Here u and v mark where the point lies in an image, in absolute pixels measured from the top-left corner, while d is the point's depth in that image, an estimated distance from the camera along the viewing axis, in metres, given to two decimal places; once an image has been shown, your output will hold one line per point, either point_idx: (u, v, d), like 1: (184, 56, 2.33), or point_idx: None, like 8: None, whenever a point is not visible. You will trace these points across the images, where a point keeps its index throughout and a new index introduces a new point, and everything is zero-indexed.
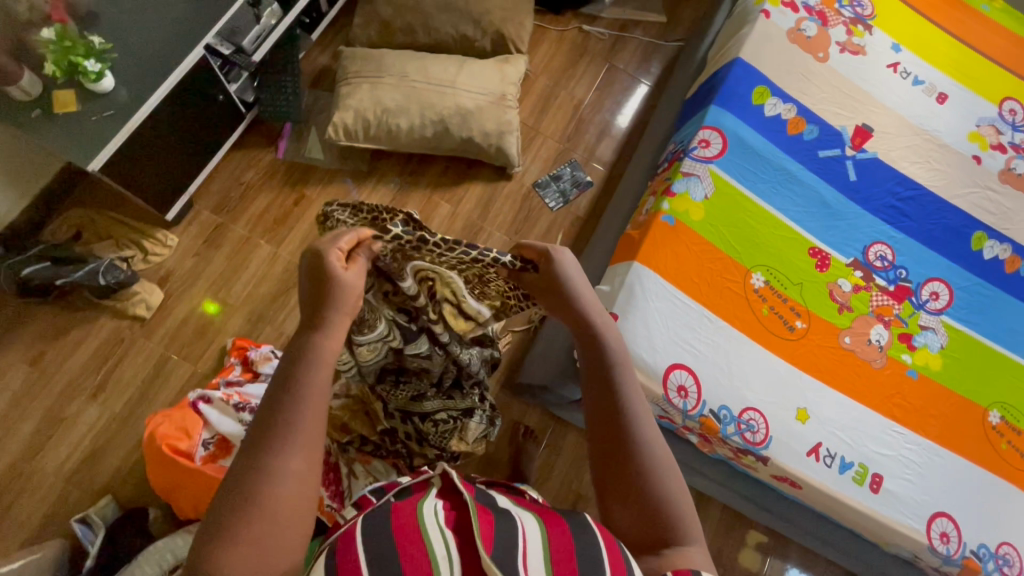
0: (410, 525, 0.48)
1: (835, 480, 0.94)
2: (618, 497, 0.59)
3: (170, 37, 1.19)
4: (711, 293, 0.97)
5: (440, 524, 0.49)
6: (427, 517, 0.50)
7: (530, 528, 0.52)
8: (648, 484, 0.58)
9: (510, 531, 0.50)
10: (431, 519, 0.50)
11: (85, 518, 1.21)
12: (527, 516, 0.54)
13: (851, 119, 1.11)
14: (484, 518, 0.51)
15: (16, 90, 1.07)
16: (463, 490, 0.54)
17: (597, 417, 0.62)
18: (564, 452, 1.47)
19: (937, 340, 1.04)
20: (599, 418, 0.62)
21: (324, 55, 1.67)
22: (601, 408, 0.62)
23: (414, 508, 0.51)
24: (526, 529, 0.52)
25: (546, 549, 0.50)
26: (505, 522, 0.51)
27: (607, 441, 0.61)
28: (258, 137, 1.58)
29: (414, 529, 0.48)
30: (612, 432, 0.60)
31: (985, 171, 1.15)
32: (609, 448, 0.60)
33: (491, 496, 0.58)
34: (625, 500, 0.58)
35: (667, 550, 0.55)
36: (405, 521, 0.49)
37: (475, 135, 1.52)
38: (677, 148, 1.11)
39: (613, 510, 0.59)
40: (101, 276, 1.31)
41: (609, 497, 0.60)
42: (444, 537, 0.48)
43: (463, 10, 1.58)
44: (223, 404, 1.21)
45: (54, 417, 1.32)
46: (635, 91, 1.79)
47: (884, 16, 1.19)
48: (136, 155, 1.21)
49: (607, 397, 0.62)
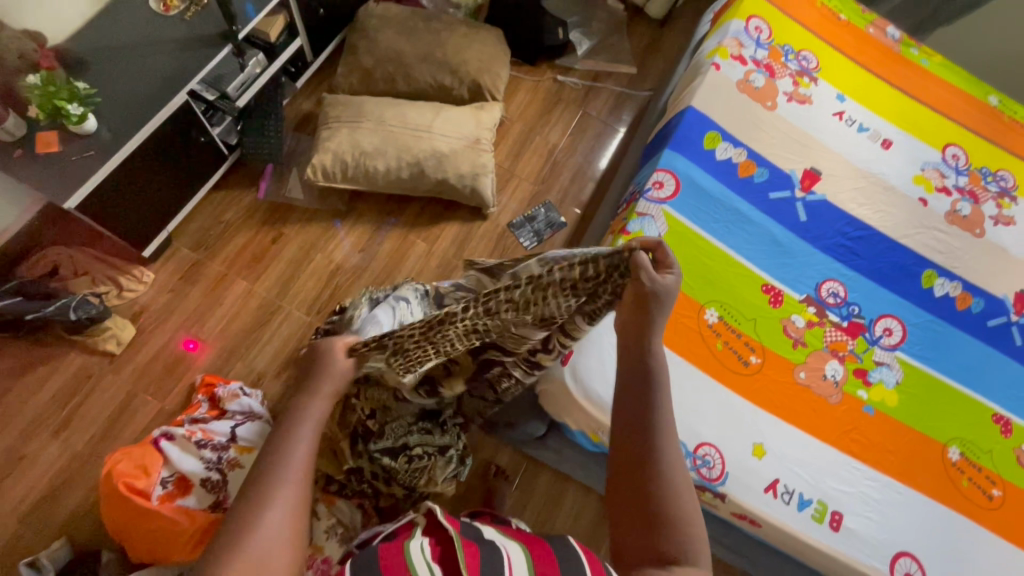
0: (398, 560, 0.51)
1: (794, 518, 0.93)
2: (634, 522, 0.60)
3: (154, 84, 1.25)
4: (665, 328, 1.00)
5: (425, 559, 0.52)
6: (411, 551, 0.53)
7: (516, 554, 0.56)
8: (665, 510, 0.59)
9: (493, 557, 0.54)
10: (417, 554, 0.53)
11: (33, 562, 1.16)
12: (513, 544, 0.58)
13: (800, 163, 1.17)
14: (468, 552, 0.54)
15: (0, 130, 1.12)
16: (446, 526, 0.58)
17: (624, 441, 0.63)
18: (537, 492, 1.44)
19: (892, 376, 1.05)
20: (627, 443, 0.63)
21: (309, 101, 1.75)
22: (632, 427, 0.63)
23: (397, 545, 0.53)
24: (511, 556, 0.55)
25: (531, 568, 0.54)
26: (490, 553, 0.55)
27: (629, 459, 0.62)
28: (241, 177, 1.63)
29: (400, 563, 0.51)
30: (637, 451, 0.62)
31: (932, 212, 1.20)
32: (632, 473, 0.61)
33: (475, 531, 0.61)
34: (641, 527, 0.59)
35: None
36: (392, 558, 0.51)
37: (450, 177, 1.58)
38: (634, 189, 1.15)
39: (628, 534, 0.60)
40: (72, 311, 1.31)
41: (624, 521, 0.61)
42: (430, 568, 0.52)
43: (441, 61, 1.68)
44: (186, 440, 1.20)
45: (14, 454, 1.30)
46: (607, 136, 1.88)
47: (829, 69, 1.27)
48: (114, 193, 1.25)
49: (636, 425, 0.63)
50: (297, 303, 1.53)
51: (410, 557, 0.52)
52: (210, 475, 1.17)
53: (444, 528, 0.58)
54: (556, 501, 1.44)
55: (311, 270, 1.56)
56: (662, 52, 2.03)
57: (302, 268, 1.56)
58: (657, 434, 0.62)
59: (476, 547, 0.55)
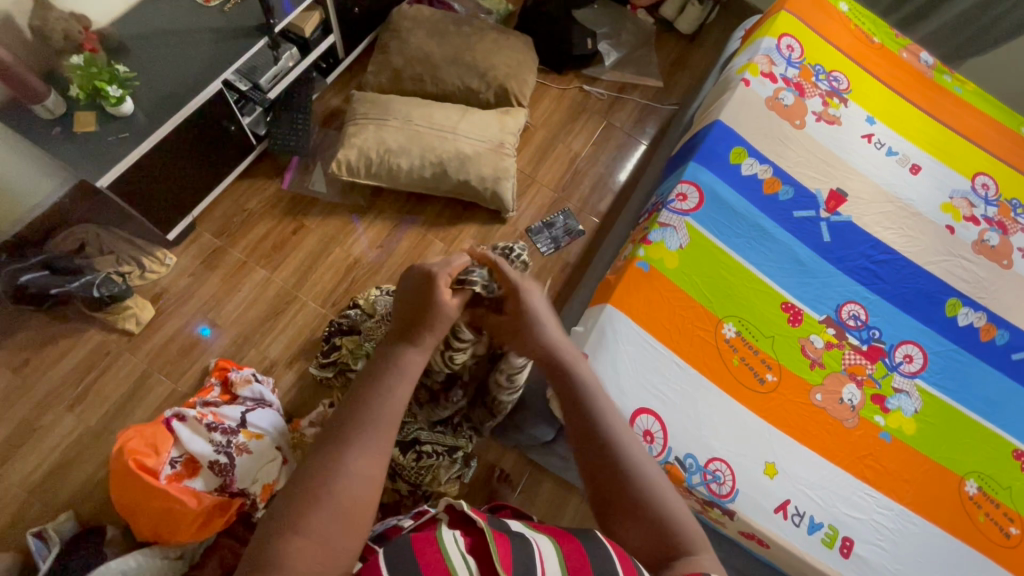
0: (431, 551, 0.50)
1: (804, 542, 0.91)
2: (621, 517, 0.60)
3: (191, 72, 1.28)
4: (681, 339, 0.99)
5: (460, 551, 0.51)
6: (446, 539, 0.52)
7: (547, 547, 0.54)
8: (643, 499, 0.60)
9: (528, 551, 0.52)
10: (451, 543, 0.52)
11: (40, 533, 1.19)
12: (543, 537, 0.56)
13: (826, 183, 1.16)
14: (501, 545, 0.53)
15: (41, 109, 1.15)
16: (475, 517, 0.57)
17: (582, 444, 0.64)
18: (540, 499, 1.44)
19: (911, 404, 1.03)
20: (582, 442, 0.65)
21: (337, 97, 1.78)
22: (587, 436, 0.64)
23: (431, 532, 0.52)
24: (543, 550, 0.54)
25: (563, 564, 0.52)
26: (524, 546, 0.53)
27: (599, 469, 0.62)
28: (266, 168, 1.65)
29: (434, 555, 0.50)
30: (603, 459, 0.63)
31: (958, 240, 1.18)
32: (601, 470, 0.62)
33: (505, 522, 0.60)
34: (631, 517, 0.60)
35: (680, 559, 0.56)
36: (425, 550, 0.50)
37: (472, 179, 1.59)
38: (657, 199, 1.15)
39: (620, 531, 0.60)
40: (95, 288, 1.35)
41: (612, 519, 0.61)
42: (465, 561, 0.50)
43: (470, 65, 1.70)
44: (196, 422, 1.20)
45: (28, 425, 1.32)
46: (629, 148, 1.88)
47: (860, 91, 1.26)
48: (144, 175, 1.28)
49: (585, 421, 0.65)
50: (314, 295, 1.54)
51: (445, 546, 0.51)
52: (218, 458, 1.18)
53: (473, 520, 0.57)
54: (558, 510, 1.43)
55: (329, 262, 1.58)
56: (689, 68, 2.04)
57: (321, 260, 1.58)
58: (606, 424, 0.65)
59: (507, 538, 0.54)
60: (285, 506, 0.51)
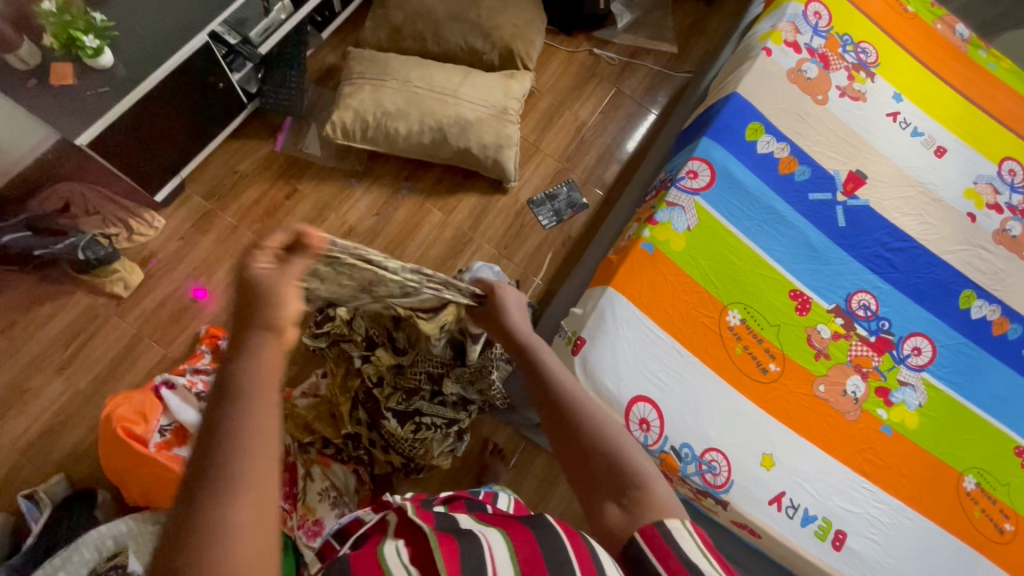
0: (370, 566, 0.49)
1: (796, 533, 0.90)
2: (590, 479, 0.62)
3: (174, 25, 1.20)
4: (683, 325, 0.96)
5: (402, 563, 0.50)
6: (387, 556, 0.51)
7: (496, 542, 0.54)
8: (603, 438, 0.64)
9: (475, 552, 0.51)
10: (392, 557, 0.51)
11: (32, 494, 1.18)
12: (492, 533, 0.56)
13: (845, 164, 1.10)
14: (446, 547, 0.52)
15: (14, 58, 1.09)
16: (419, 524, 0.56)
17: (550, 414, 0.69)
18: (532, 474, 1.43)
19: (915, 398, 1.01)
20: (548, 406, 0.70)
21: (333, 54, 1.68)
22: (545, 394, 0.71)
23: (370, 550, 0.52)
24: (492, 546, 0.54)
25: (514, 558, 0.52)
26: (470, 546, 0.52)
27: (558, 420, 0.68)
28: (258, 128, 1.58)
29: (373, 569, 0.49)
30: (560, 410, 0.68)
31: (979, 229, 1.13)
32: (566, 430, 0.66)
33: (453, 522, 0.60)
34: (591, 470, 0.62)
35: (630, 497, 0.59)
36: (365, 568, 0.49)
37: (473, 146, 1.52)
38: (666, 176, 1.09)
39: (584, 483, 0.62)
40: (80, 251, 1.30)
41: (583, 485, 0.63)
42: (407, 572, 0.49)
43: (474, 23, 1.60)
44: (186, 390, 1.19)
45: (17, 387, 1.31)
46: (639, 118, 1.79)
47: (888, 65, 1.18)
48: (130, 135, 1.22)
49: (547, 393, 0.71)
50: None
51: (385, 561, 0.50)
52: None
53: (417, 527, 0.56)
54: (550, 485, 1.42)
55: (323, 230, 1.53)
56: (707, 34, 1.92)
57: (315, 227, 1.53)
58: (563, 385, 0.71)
59: (454, 540, 0.53)
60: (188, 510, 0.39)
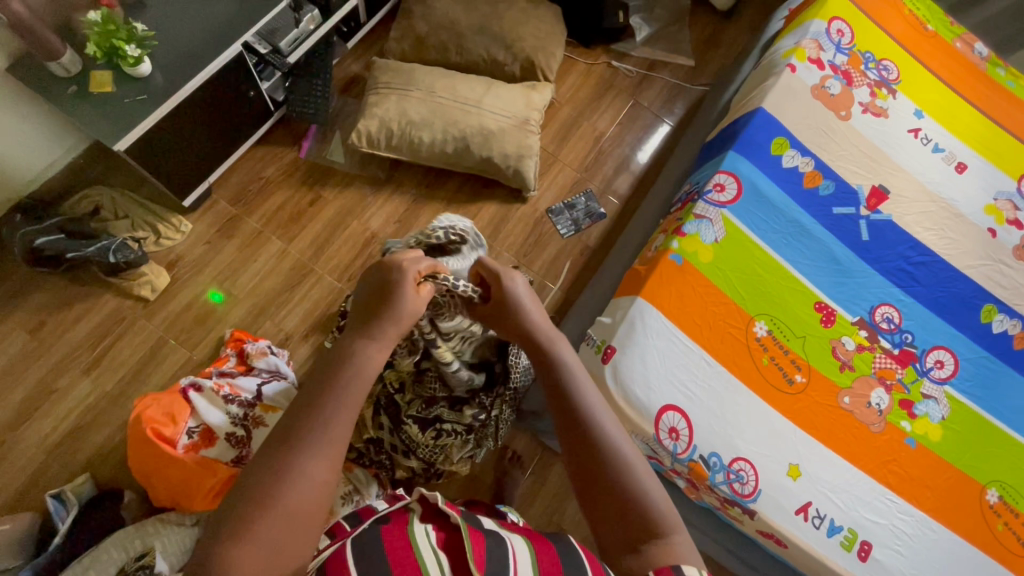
0: (402, 550, 0.50)
1: (822, 544, 0.91)
2: (605, 513, 0.60)
3: (210, 34, 1.23)
4: (711, 336, 0.97)
5: (431, 545, 0.52)
6: (418, 539, 0.52)
7: (519, 546, 0.55)
8: (622, 476, 0.61)
9: (500, 549, 0.53)
10: (422, 540, 0.52)
11: (59, 494, 1.19)
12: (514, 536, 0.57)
13: (868, 179, 1.12)
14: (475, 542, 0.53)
15: (57, 66, 1.12)
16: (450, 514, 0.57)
17: (569, 438, 0.65)
18: (550, 482, 1.44)
19: (938, 411, 1.02)
20: (568, 429, 0.65)
21: (357, 64, 1.72)
22: (565, 419, 0.66)
23: (402, 528, 0.53)
24: (515, 548, 0.55)
25: (533, 561, 0.54)
26: (497, 546, 0.53)
27: (576, 448, 0.64)
28: (283, 135, 1.61)
29: (405, 551, 0.50)
30: (579, 439, 0.64)
31: (999, 244, 1.14)
32: (583, 462, 0.63)
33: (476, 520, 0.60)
34: (612, 511, 0.60)
35: (647, 546, 0.57)
36: (396, 546, 0.51)
37: (495, 156, 1.54)
38: (691, 189, 1.11)
39: (602, 523, 0.60)
40: (111, 254, 1.32)
41: (598, 518, 0.61)
42: (436, 557, 0.51)
43: (497, 35, 1.62)
44: (213, 393, 1.19)
45: (46, 387, 1.33)
46: (656, 129, 1.82)
47: (909, 83, 1.20)
48: (164, 141, 1.24)
49: (566, 407, 0.66)
50: (330, 268, 1.52)
51: (415, 541, 0.52)
52: (235, 430, 1.17)
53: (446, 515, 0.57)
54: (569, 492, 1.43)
55: (345, 236, 1.55)
56: (722, 47, 1.95)
57: (337, 233, 1.55)
58: (583, 409, 0.65)
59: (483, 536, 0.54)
60: (257, 489, 0.50)
